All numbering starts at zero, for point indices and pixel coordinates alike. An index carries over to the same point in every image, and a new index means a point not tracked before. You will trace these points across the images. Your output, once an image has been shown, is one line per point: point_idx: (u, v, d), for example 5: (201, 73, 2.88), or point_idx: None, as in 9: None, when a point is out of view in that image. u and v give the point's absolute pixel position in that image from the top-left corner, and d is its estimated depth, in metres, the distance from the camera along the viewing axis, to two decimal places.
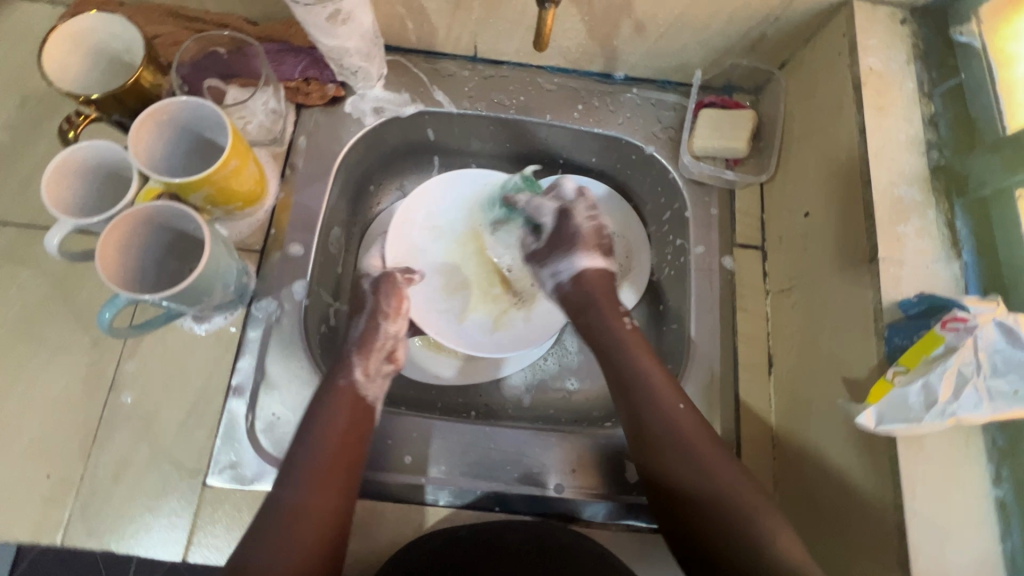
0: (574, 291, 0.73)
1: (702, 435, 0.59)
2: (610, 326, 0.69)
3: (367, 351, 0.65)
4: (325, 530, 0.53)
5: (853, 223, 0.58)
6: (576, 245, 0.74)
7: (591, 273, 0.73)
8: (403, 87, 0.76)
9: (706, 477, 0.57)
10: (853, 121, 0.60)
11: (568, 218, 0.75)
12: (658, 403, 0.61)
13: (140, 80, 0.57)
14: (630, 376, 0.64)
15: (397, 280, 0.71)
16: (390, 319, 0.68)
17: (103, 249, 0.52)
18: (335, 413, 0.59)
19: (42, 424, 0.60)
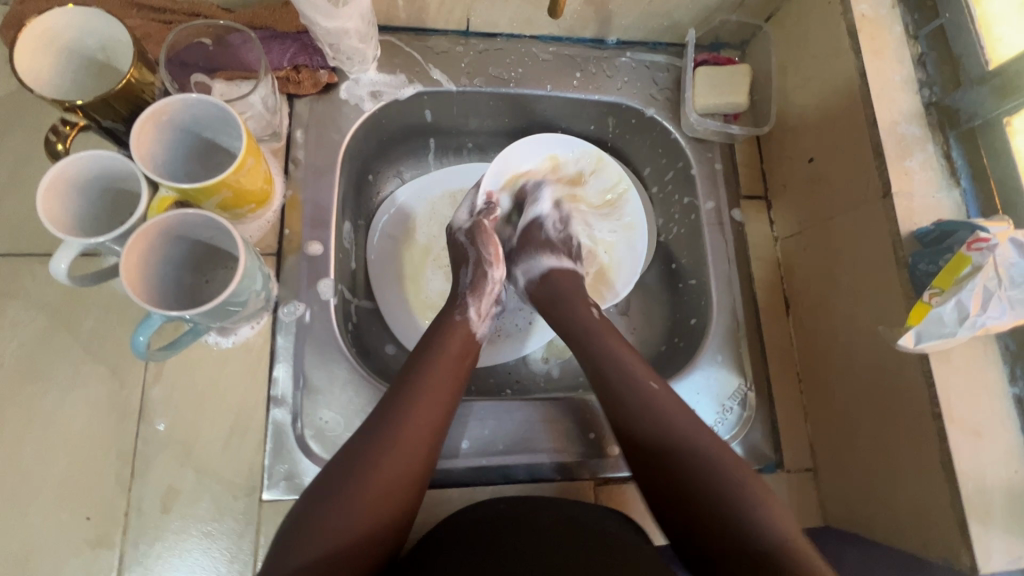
0: (543, 282, 0.72)
1: (678, 407, 0.58)
2: (577, 316, 0.67)
3: (480, 293, 0.69)
4: (415, 467, 0.54)
5: (862, 164, 0.62)
6: (546, 249, 0.75)
7: (557, 273, 0.73)
8: (398, 68, 0.73)
9: (691, 432, 0.55)
10: (852, 67, 0.63)
11: (538, 226, 0.77)
12: (630, 377, 0.60)
13: (130, 80, 0.52)
14: (602, 363, 0.62)
15: (489, 228, 0.72)
16: (493, 266, 0.70)
17: (128, 267, 0.48)
18: (440, 356, 0.62)
19: (70, 465, 0.56)
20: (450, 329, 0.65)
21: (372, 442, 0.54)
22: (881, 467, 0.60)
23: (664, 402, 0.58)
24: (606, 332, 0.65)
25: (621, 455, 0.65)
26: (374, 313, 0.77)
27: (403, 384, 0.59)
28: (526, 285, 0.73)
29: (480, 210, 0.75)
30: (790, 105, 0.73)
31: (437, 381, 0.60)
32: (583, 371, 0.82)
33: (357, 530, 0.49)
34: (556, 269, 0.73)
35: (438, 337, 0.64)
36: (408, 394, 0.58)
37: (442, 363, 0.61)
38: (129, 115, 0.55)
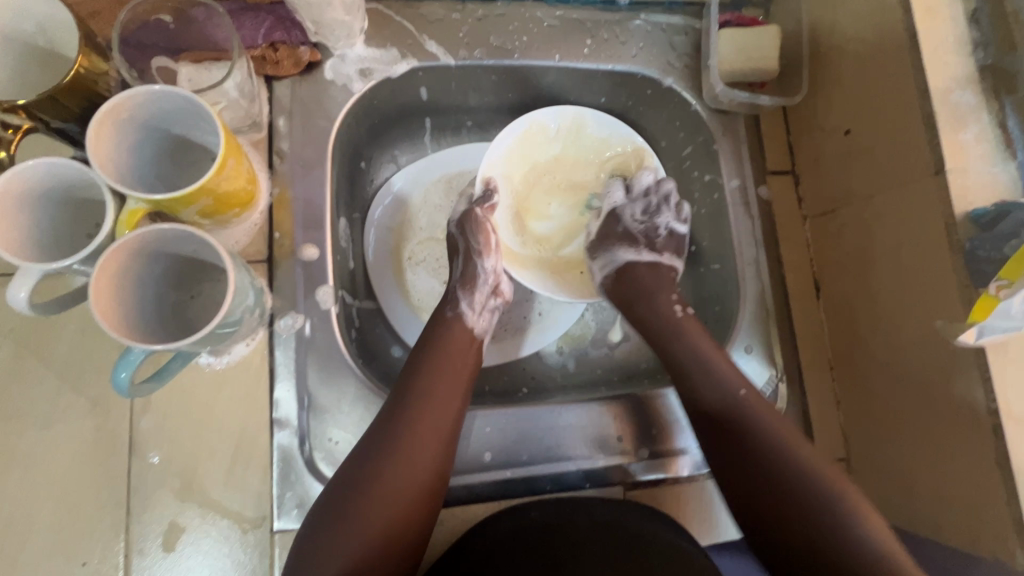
0: (623, 282, 0.67)
1: (759, 402, 0.56)
2: (658, 307, 0.64)
3: (471, 285, 0.64)
4: (424, 477, 0.51)
5: (909, 137, 0.56)
6: (627, 242, 0.69)
7: (637, 267, 0.68)
8: (388, 41, 0.65)
9: (778, 448, 0.53)
10: (901, 27, 0.56)
11: (617, 218, 0.70)
12: (715, 375, 0.58)
13: (79, 70, 0.44)
14: (688, 357, 0.60)
15: (481, 217, 0.66)
16: (485, 255, 0.65)
17: (100, 296, 0.42)
18: (442, 354, 0.58)
19: (58, 508, 0.51)
20: (446, 328, 0.61)
21: (377, 450, 0.51)
22: (923, 461, 0.57)
23: (749, 403, 0.56)
24: (687, 330, 0.62)
25: (653, 457, 0.61)
26: (377, 315, 0.71)
27: (405, 387, 0.55)
28: (604, 281, 0.69)
29: (477, 198, 0.68)
30: (823, 70, 0.67)
31: (443, 382, 0.56)
32: (601, 363, 0.77)
33: (377, 533, 0.48)
34: (635, 262, 0.68)
35: (437, 339, 0.60)
36: (413, 397, 0.54)
37: (445, 362, 0.58)
38: (81, 112, 0.47)
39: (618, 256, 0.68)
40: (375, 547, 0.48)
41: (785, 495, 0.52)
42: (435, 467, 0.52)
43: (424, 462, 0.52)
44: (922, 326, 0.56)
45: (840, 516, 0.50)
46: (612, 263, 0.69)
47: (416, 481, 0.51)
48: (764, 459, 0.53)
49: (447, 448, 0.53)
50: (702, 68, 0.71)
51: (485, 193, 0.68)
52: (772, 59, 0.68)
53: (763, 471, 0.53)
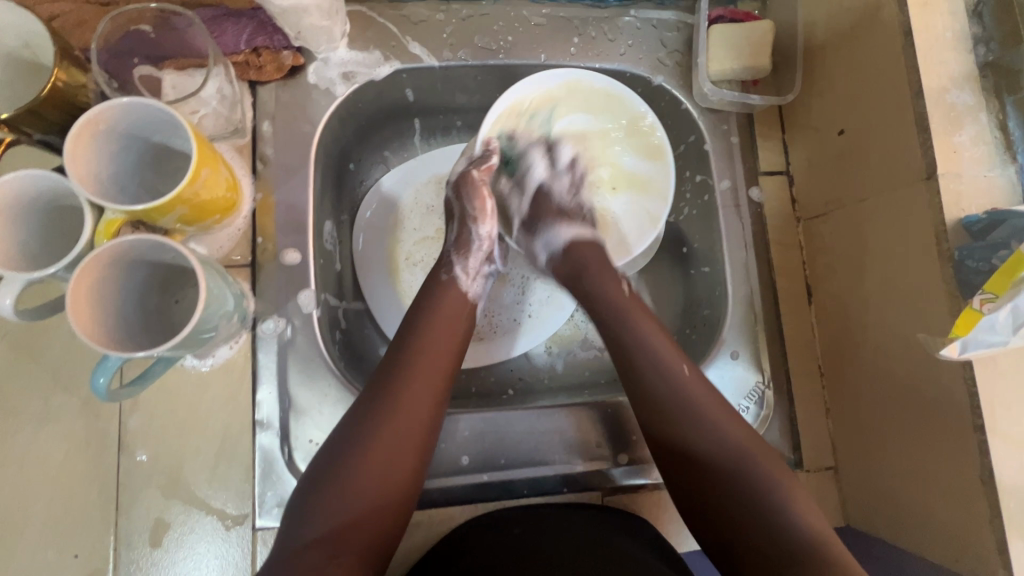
0: (566, 257, 0.65)
1: (712, 397, 0.54)
2: (602, 288, 0.61)
3: (465, 251, 0.63)
4: (414, 445, 0.51)
5: (902, 139, 0.54)
6: (563, 218, 0.67)
7: (579, 242, 0.66)
8: (371, 43, 0.65)
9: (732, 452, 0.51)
10: (895, 22, 0.54)
11: (547, 193, 0.69)
12: (655, 354, 0.56)
13: (56, 84, 0.46)
14: (626, 339, 0.57)
15: (477, 180, 0.64)
16: (481, 222, 0.64)
17: (77, 305, 0.43)
18: (434, 320, 0.57)
19: (52, 503, 0.54)
20: (438, 292, 0.60)
21: (369, 419, 0.50)
22: (908, 473, 0.56)
23: (699, 395, 0.54)
24: (631, 309, 0.59)
25: (631, 464, 0.62)
26: (365, 315, 0.71)
27: (398, 353, 0.55)
28: (549, 261, 0.66)
29: (477, 158, 0.66)
30: (818, 66, 0.64)
31: (436, 352, 0.55)
32: (588, 365, 0.77)
33: (366, 507, 0.47)
34: (582, 240, 0.66)
35: (431, 308, 0.58)
36: (404, 363, 0.53)
37: (438, 331, 0.56)
38: (61, 124, 0.48)
39: (558, 234, 0.66)
40: (366, 511, 0.47)
41: (741, 501, 0.49)
42: (424, 432, 0.52)
43: (414, 427, 0.51)
44: (910, 336, 0.55)
45: (790, 523, 0.47)
46: (550, 244, 0.66)
47: (407, 445, 0.50)
48: (712, 458, 0.51)
49: (436, 415, 0.53)
50: (693, 66, 0.69)
51: (485, 154, 0.66)
52: (765, 56, 0.66)
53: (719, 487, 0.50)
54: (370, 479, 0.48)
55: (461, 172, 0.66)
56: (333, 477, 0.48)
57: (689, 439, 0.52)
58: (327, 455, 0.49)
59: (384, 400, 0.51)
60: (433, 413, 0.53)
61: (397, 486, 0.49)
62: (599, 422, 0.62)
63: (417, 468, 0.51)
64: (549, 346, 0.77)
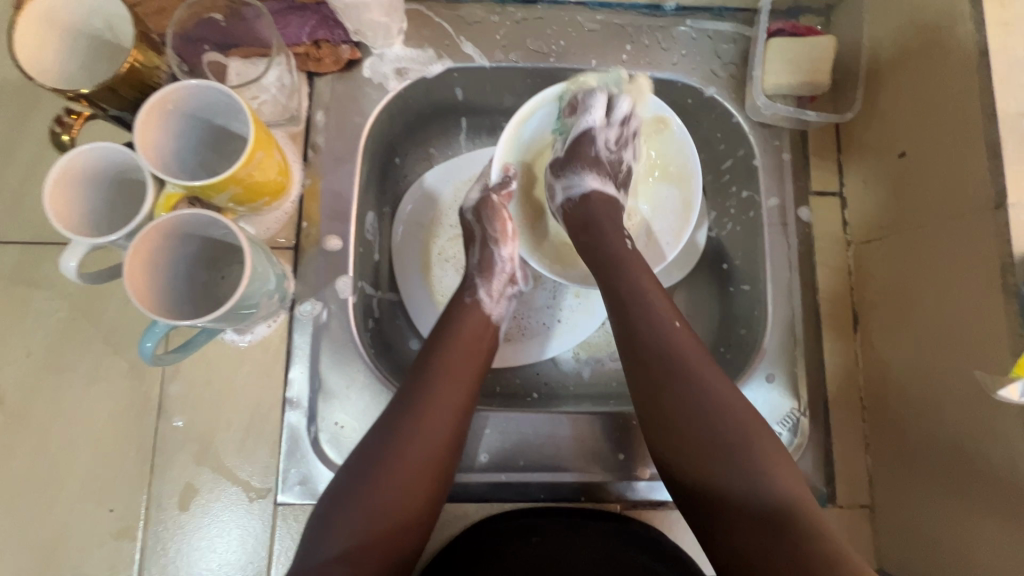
0: (584, 204, 0.63)
1: (703, 358, 0.51)
2: (609, 245, 0.59)
3: (489, 273, 0.64)
4: (440, 458, 0.52)
5: (970, 164, 0.51)
6: (592, 167, 0.64)
7: (598, 196, 0.63)
8: (426, 41, 0.66)
9: (713, 409, 0.48)
10: (970, 42, 0.51)
11: (589, 136, 0.65)
12: (654, 314, 0.53)
13: (133, 65, 0.49)
14: (627, 302, 0.54)
15: (498, 203, 0.66)
16: (502, 243, 0.65)
17: (131, 272, 0.46)
18: (458, 339, 0.58)
19: (95, 457, 0.57)
20: (464, 313, 0.61)
21: (396, 431, 0.51)
22: (950, 519, 0.53)
23: (692, 356, 0.51)
24: (632, 265, 0.57)
25: (652, 479, 0.60)
26: (398, 306, 0.72)
27: (421, 371, 0.55)
28: (564, 204, 0.64)
29: (494, 184, 0.67)
30: (882, 85, 0.62)
31: (460, 365, 0.56)
32: (616, 376, 0.75)
33: (394, 520, 0.48)
34: (595, 191, 0.63)
35: (454, 324, 0.60)
36: (427, 381, 0.54)
37: (463, 345, 0.58)
38: (134, 102, 0.51)
39: (587, 180, 0.63)
40: (386, 530, 0.48)
41: (729, 473, 0.46)
42: (445, 450, 0.52)
43: (434, 447, 0.52)
44: (965, 376, 0.51)
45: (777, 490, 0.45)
46: (570, 187, 0.64)
47: (427, 466, 0.51)
48: (705, 418, 0.48)
49: (457, 434, 0.53)
50: (747, 79, 0.67)
51: (502, 179, 0.67)
52: (825, 72, 0.64)
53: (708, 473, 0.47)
54: (389, 497, 0.49)
55: (481, 197, 0.66)
56: (351, 492, 0.49)
57: (676, 382, 0.49)
58: (349, 473, 0.50)
59: (411, 410, 0.52)
60: (453, 430, 0.53)
61: (420, 504, 0.50)
62: (625, 432, 0.61)
63: (437, 487, 0.51)
64: (577, 352, 0.76)
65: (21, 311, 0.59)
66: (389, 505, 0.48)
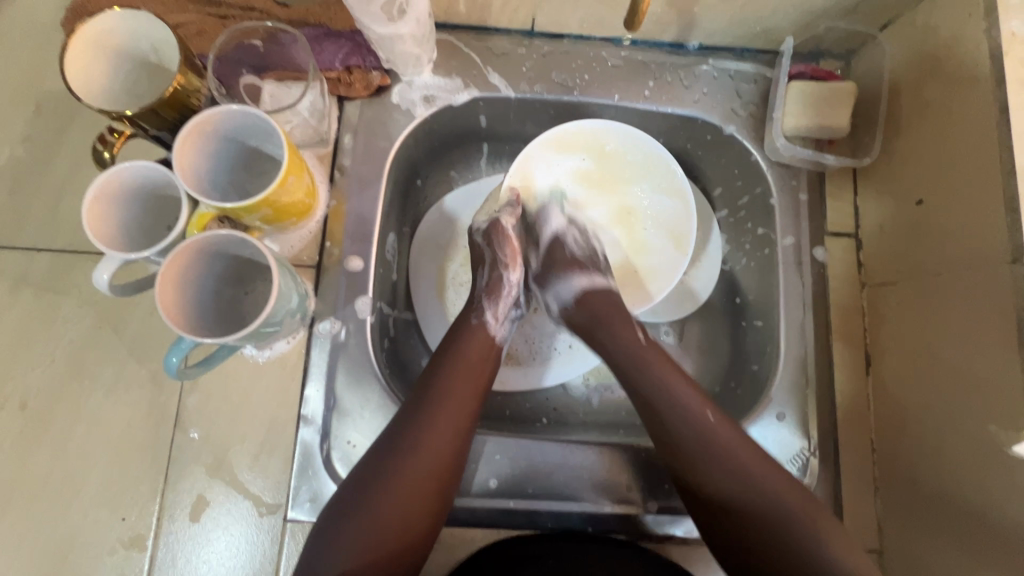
0: (581, 308, 0.63)
1: (746, 447, 0.53)
2: (624, 337, 0.59)
3: (497, 296, 0.63)
4: (438, 477, 0.52)
5: (988, 216, 0.52)
6: (576, 268, 0.65)
7: (588, 293, 0.64)
8: (454, 70, 0.68)
9: (758, 498, 0.51)
10: (990, 98, 0.52)
11: (561, 244, 0.67)
12: (675, 399, 0.55)
13: (176, 88, 0.50)
14: (654, 397, 0.56)
15: (507, 228, 0.66)
16: (510, 268, 0.65)
17: (162, 290, 0.47)
18: (462, 359, 0.58)
19: (111, 465, 0.58)
20: (467, 334, 0.61)
21: (396, 449, 0.52)
22: (959, 570, 0.52)
23: (716, 453, 0.52)
24: (657, 362, 0.58)
25: (660, 512, 0.61)
26: (413, 326, 0.73)
27: (426, 390, 0.56)
28: (561, 312, 0.64)
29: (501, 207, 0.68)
30: (901, 132, 0.62)
31: (462, 385, 0.57)
32: (625, 404, 0.76)
33: (391, 538, 0.49)
34: (596, 289, 0.64)
35: (457, 342, 0.60)
36: (433, 401, 0.55)
37: (466, 365, 0.58)
38: (173, 122, 0.53)
39: (570, 287, 0.64)
40: (387, 550, 0.49)
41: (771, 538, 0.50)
42: (446, 471, 0.53)
43: (434, 468, 0.52)
44: (979, 426, 0.51)
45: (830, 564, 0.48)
46: (559, 298, 0.64)
47: (427, 485, 0.52)
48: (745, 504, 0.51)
49: (457, 454, 0.54)
50: (767, 119, 0.68)
51: (510, 201, 0.68)
52: (845, 116, 0.65)
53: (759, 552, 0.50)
54: (388, 517, 0.50)
55: (492, 219, 0.67)
56: (354, 511, 0.50)
57: (709, 468, 0.52)
58: (351, 489, 0.51)
59: (411, 428, 0.53)
60: (455, 451, 0.54)
61: (418, 523, 0.51)
62: (634, 464, 0.62)
63: (437, 510, 0.52)
64: (587, 378, 0.77)
65: (48, 316, 0.60)
66: (390, 522, 0.50)
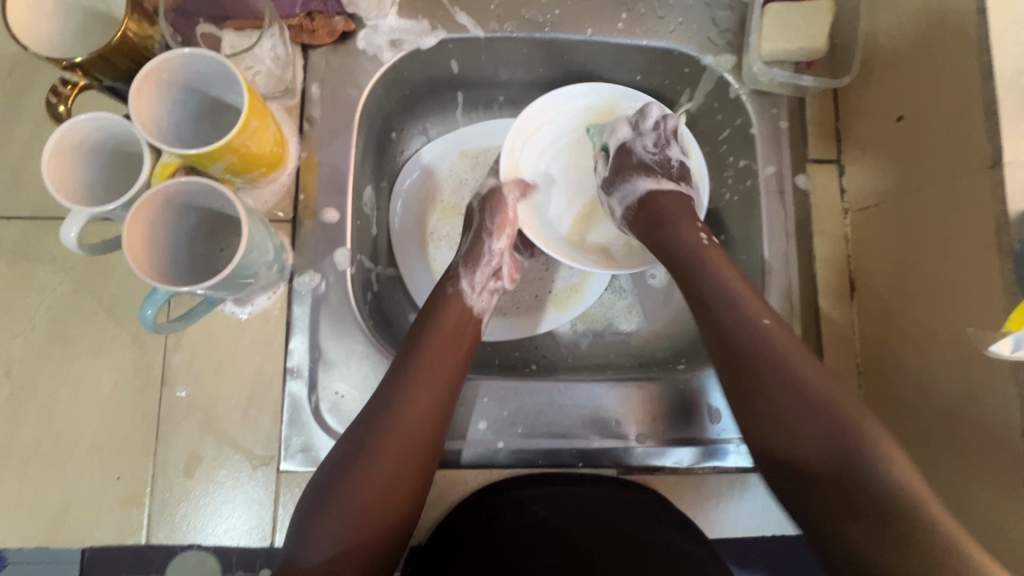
0: (646, 207, 0.63)
1: (793, 346, 0.52)
2: (676, 238, 0.59)
3: (474, 263, 0.63)
4: (416, 455, 0.51)
5: (964, 124, 0.51)
6: (645, 171, 0.64)
7: (656, 196, 0.63)
8: (420, 12, 0.66)
9: (820, 409, 0.48)
10: (970, 1, 0.50)
11: (627, 151, 0.65)
12: (727, 295, 0.54)
13: (126, 34, 0.49)
14: (708, 292, 0.55)
15: (505, 198, 0.66)
16: (494, 238, 0.64)
17: (131, 241, 0.46)
18: (437, 331, 0.57)
19: (101, 428, 0.58)
20: (444, 302, 0.60)
21: (373, 432, 0.51)
22: (943, 480, 0.53)
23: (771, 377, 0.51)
24: (708, 259, 0.57)
25: (649, 446, 0.61)
26: (397, 281, 0.72)
27: (401, 369, 0.54)
28: (625, 215, 0.65)
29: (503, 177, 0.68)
30: (881, 48, 0.61)
31: (439, 364, 0.55)
32: (614, 347, 0.76)
33: (370, 526, 0.48)
34: (656, 192, 0.63)
35: (434, 316, 0.58)
36: (409, 382, 0.53)
37: (443, 338, 0.57)
38: (128, 72, 0.52)
39: (638, 186, 0.63)
40: (371, 535, 0.48)
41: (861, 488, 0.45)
42: (425, 451, 0.52)
43: (414, 449, 0.51)
44: (955, 338, 0.52)
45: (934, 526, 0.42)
46: (628, 197, 0.64)
47: (407, 467, 0.51)
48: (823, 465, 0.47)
49: (437, 433, 0.53)
50: (745, 45, 0.67)
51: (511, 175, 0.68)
52: (824, 35, 0.63)
53: (748, 379, 0.52)
54: (366, 499, 0.49)
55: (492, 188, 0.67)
56: (329, 499, 0.48)
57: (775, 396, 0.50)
58: (328, 474, 0.50)
59: (388, 413, 0.52)
60: (434, 432, 0.53)
61: (397, 508, 0.50)
62: (623, 400, 0.62)
63: (417, 489, 0.51)
64: (574, 323, 0.77)
65: (23, 284, 0.60)
66: (368, 511, 0.48)
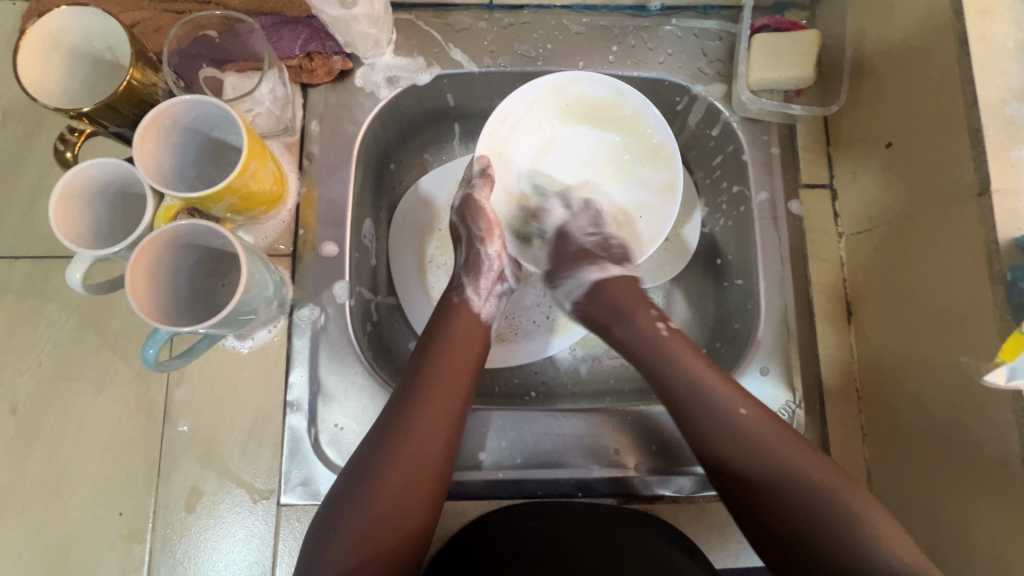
0: (593, 301, 0.64)
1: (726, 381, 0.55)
2: (629, 331, 0.60)
3: (476, 271, 0.63)
4: (430, 468, 0.51)
5: (951, 151, 0.52)
6: (588, 261, 0.67)
7: (608, 284, 0.65)
8: (415, 50, 0.68)
9: (763, 442, 0.51)
10: (950, 33, 0.51)
11: (568, 236, 0.70)
12: (659, 343, 0.58)
13: (131, 83, 0.51)
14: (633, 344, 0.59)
15: (482, 200, 0.64)
16: (488, 242, 0.64)
17: (133, 282, 0.47)
18: (448, 342, 0.58)
19: (104, 463, 0.59)
20: (453, 313, 0.61)
21: (386, 445, 0.51)
22: (947, 507, 0.53)
23: (736, 451, 0.51)
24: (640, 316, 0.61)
25: (648, 474, 0.61)
26: (398, 311, 0.73)
27: (411, 380, 0.55)
28: (574, 306, 0.66)
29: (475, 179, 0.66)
30: (868, 76, 0.62)
31: (450, 373, 0.56)
32: (614, 373, 0.76)
33: (384, 542, 0.48)
34: (606, 282, 0.65)
35: (445, 326, 0.59)
36: (421, 393, 0.54)
37: (453, 348, 0.57)
38: (134, 118, 0.54)
39: (584, 280, 0.66)
40: (383, 552, 0.48)
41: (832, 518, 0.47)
42: (439, 464, 0.52)
43: (428, 462, 0.51)
44: (952, 365, 0.52)
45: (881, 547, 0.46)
46: (570, 292, 0.67)
47: (420, 481, 0.50)
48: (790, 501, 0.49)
49: (450, 446, 0.53)
50: (734, 75, 0.68)
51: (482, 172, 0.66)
52: (812, 65, 0.64)
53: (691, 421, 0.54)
54: (377, 516, 0.48)
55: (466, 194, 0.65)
56: (341, 514, 0.49)
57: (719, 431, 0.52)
58: (342, 490, 0.50)
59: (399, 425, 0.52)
60: (447, 444, 0.53)
61: (412, 525, 0.49)
62: (620, 427, 0.62)
63: (431, 504, 0.51)
64: (573, 348, 0.77)
65: (31, 322, 0.61)
66: (381, 526, 0.48)
